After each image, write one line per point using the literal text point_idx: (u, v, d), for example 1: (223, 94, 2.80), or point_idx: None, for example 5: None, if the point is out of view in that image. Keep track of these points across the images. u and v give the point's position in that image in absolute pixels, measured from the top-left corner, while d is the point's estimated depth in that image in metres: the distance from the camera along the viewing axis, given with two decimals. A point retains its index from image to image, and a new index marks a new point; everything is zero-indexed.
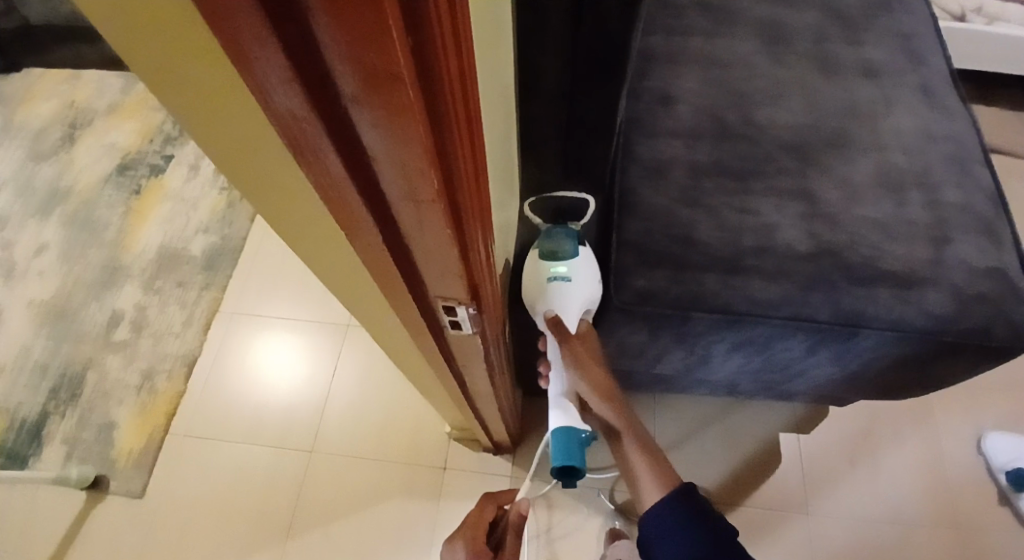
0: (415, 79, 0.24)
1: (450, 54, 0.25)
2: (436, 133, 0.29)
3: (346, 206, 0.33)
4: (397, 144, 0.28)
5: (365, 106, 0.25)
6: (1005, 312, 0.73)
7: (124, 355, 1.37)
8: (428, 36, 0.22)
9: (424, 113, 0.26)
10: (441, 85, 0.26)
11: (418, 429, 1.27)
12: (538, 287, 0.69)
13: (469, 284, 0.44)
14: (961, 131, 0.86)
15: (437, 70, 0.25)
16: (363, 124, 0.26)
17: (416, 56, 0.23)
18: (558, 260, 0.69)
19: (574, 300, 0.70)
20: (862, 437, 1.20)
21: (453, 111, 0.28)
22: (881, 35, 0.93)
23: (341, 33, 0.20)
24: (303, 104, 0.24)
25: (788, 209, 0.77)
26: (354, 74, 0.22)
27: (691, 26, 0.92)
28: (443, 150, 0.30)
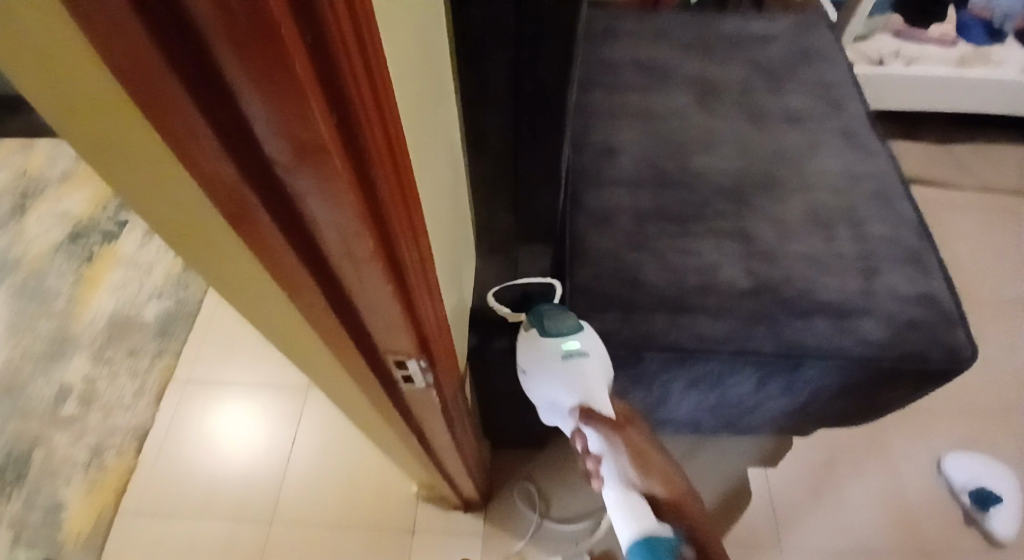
0: (343, 144, 0.25)
1: (377, 124, 0.25)
2: (370, 198, 0.29)
3: (286, 270, 0.33)
4: (331, 209, 0.28)
5: (292, 171, 0.25)
6: (937, 335, 0.77)
7: (72, 430, 1.30)
8: (350, 106, 0.23)
9: (354, 177, 0.27)
10: (370, 153, 0.26)
11: (384, 490, 1.23)
12: (558, 369, 0.65)
13: (418, 340, 0.44)
14: (882, 169, 0.92)
15: (364, 137, 0.25)
16: (295, 189, 0.26)
17: (340, 124, 0.24)
18: (567, 337, 0.68)
19: (597, 374, 0.66)
20: (826, 468, 1.22)
21: (387, 178, 0.29)
22: (801, 86, 1.01)
23: (257, 97, 0.20)
24: (229, 168, 0.24)
25: (728, 248, 0.81)
26: (278, 139, 0.23)
27: (627, 84, 0.99)
28: (380, 216, 0.31)
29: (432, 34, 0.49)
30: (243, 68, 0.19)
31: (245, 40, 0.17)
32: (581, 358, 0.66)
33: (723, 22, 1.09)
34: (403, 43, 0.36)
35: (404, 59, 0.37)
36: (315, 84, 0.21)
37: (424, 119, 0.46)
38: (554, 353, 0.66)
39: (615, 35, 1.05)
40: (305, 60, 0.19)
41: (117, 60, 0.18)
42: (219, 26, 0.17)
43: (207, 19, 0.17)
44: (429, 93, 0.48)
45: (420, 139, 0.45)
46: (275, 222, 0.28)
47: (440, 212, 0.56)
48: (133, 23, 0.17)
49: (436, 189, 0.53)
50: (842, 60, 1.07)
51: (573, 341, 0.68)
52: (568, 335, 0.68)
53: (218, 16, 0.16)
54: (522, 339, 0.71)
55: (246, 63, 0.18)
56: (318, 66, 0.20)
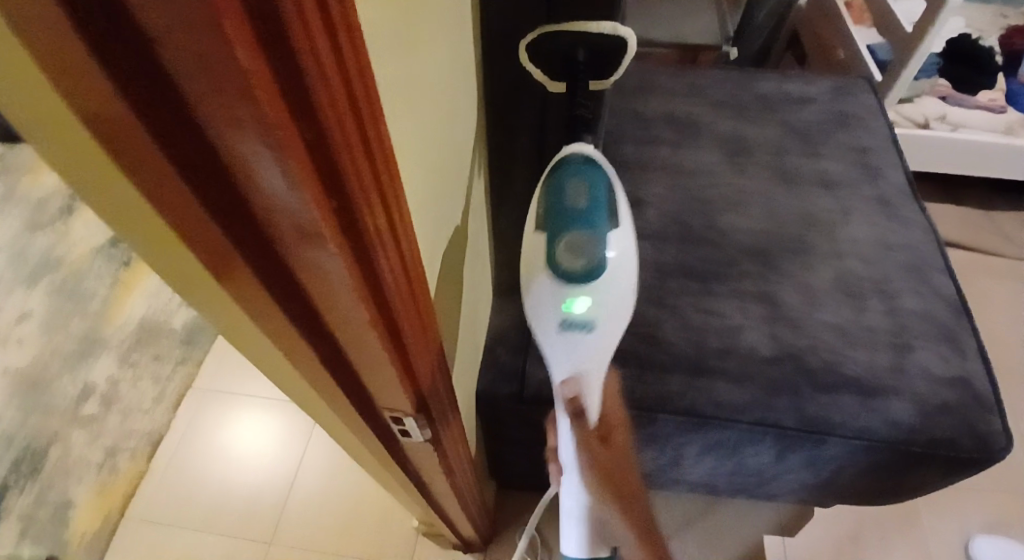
0: (336, 216, 0.24)
1: (375, 200, 0.25)
2: (369, 272, 0.29)
3: (281, 335, 0.31)
4: (325, 276, 0.27)
5: (289, 247, 0.25)
6: (972, 423, 0.73)
7: (91, 430, 1.33)
8: (347, 186, 0.23)
9: (351, 252, 0.26)
10: (368, 230, 0.26)
11: (386, 521, 1.21)
12: (552, 346, 0.49)
13: (416, 399, 0.43)
14: (919, 240, 0.89)
15: (361, 215, 0.25)
16: (290, 257, 0.26)
17: (338, 204, 0.24)
18: (575, 289, 0.48)
19: (601, 352, 0.49)
20: (848, 544, 1.15)
21: (385, 250, 0.28)
22: (837, 149, 0.99)
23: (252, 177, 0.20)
24: (227, 246, 0.24)
25: (751, 312, 0.79)
26: (276, 216, 0.23)
27: (659, 136, 0.99)
28: (378, 288, 0.30)
29: (457, 93, 0.50)
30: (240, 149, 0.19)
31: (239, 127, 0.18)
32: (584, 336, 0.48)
33: (760, 81, 1.09)
34: (417, 115, 0.37)
35: (418, 128, 0.38)
36: (310, 165, 0.21)
37: (439, 176, 0.47)
38: (551, 318, 0.48)
39: (650, 87, 1.06)
40: (300, 143, 0.20)
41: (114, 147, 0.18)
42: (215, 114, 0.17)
43: (202, 106, 0.17)
44: (447, 150, 0.49)
45: (432, 199, 0.45)
46: (275, 298, 0.28)
47: (452, 262, 0.57)
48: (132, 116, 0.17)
49: (448, 240, 0.54)
50: (882, 126, 1.05)
51: (581, 299, 0.48)
52: (578, 283, 0.47)
53: (212, 104, 0.17)
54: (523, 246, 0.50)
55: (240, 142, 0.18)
56: (313, 147, 0.20)
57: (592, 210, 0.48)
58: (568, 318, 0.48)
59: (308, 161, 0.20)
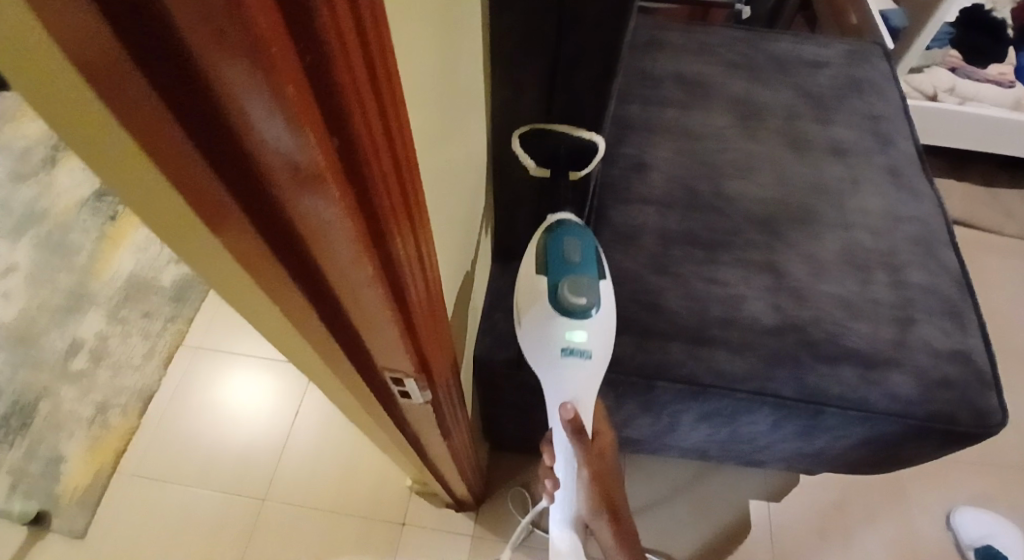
0: (338, 161, 0.22)
1: (380, 144, 0.23)
2: (369, 224, 0.26)
3: (279, 290, 0.30)
4: (327, 229, 0.25)
5: (284, 191, 0.22)
6: (969, 397, 0.73)
7: (81, 386, 1.32)
8: (349, 125, 0.20)
9: (354, 203, 0.24)
10: (372, 175, 0.24)
11: (379, 480, 1.22)
12: (550, 368, 0.56)
13: (418, 360, 0.42)
14: (928, 213, 0.88)
15: (363, 158, 0.23)
16: (287, 207, 0.23)
17: (339, 144, 0.21)
18: (574, 322, 0.56)
19: (593, 380, 0.57)
20: (833, 510, 1.17)
21: (388, 200, 0.26)
22: (850, 116, 0.96)
23: (242, 111, 0.18)
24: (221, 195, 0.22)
25: (754, 281, 0.77)
26: (270, 156, 0.20)
27: (668, 97, 0.95)
28: (380, 241, 0.28)
29: (460, 38, 0.46)
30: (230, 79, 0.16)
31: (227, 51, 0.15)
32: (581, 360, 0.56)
33: (774, 42, 1.04)
34: (420, 55, 0.34)
35: (422, 71, 0.35)
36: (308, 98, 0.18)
37: (440, 126, 0.44)
38: (554, 347, 0.56)
39: (659, 46, 1.01)
40: (296, 71, 0.17)
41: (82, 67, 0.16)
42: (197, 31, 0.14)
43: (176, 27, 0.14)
44: (449, 100, 0.46)
45: (434, 150, 0.43)
46: (267, 247, 0.26)
47: (451, 221, 0.55)
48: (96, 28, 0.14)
49: (448, 196, 0.51)
50: (896, 94, 1.01)
51: (579, 332, 0.56)
52: (578, 318, 0.56)
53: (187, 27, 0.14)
54: (530, 288, 0.58)
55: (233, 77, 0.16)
56: (311, 77, 0.18)
57: (583, 264, 0.57)
58: (567, 342, 0.55)
59: (305, 94, 0.18)
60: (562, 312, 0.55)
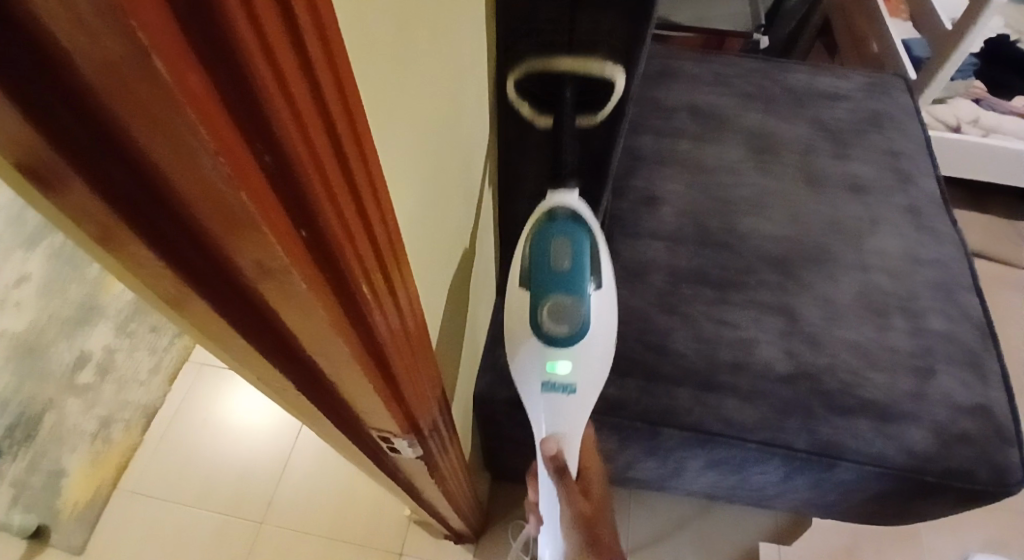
0: (305, 246, 0.21)
1: (353, 222, 0.23)
2: (345, 301, 0.26)
3: (254, 362, 0.29)
4: (299, 310, 0.24)
5: (252, 276, 0.22)
6: (991, 455, 0.69)
7: (86, 398, 1.32)
8: (317, 210, 0.20)
9: (326, 283, 0.24)
10: (345, 255, 0.23)
11: (377, 508, 1.20)
12: (532, 401, 0.53)
13: (406, 420, 0.40)
14: (949, 256, 0.84)
15: (335, 239, 0.22)
16: (259, 289, 0.23)
17: (308, 233, 0.21)
18: (555, 349, 0.50)
19: (580, 413, 0.53)
20: (845, 554, 1.12)
21: (365, 277, 0.25)
22: (868, 152, 0.94)
23: (200, 203, 0.17)
24: (183, 284, 0.21)
25: (767, 324, 0.75)
26: (236, 246, 0.19)
27: (681, 129, 0.94)
28: (358, 315, 0.27)
29: (464, 86, 0.46)
30: (187, 175, 0.16)
31: (178, 149, 0.14)
32: (564, 396, 0.51)
33: (791, 73, 1.02)
34: (417, 118, 0.33)
35: (424, 131, 0.35)
36: (269, 188, 0.18)
37: (441, 179, 0.43)
38: (534, 380, 0.52)
39: (674, 76, 1.00)
40: (254, 164, 0.16)
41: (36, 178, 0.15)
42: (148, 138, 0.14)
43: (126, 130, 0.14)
44: (452, 150, 0.45)
45: (432, 206, 0.42)
46: (241, 330, 0.25)
47: (451, 267, 0.53)
48: (44, 147, 0.14)
49: (449, 242, 0.50)
50: (917, 130, 0.99)
51: (563, 362, 0.51)
52: (560, 341, 0.50)
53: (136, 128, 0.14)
54: (514, 300, 0.53)
55: (188, 171, 0.15)
56: (272, 167, 0.17)
57: (572, 270, 0.49)
58: (547, 378, 0.51)
59: (266, 185, 0.17)
60: (542, 334, 0.50)
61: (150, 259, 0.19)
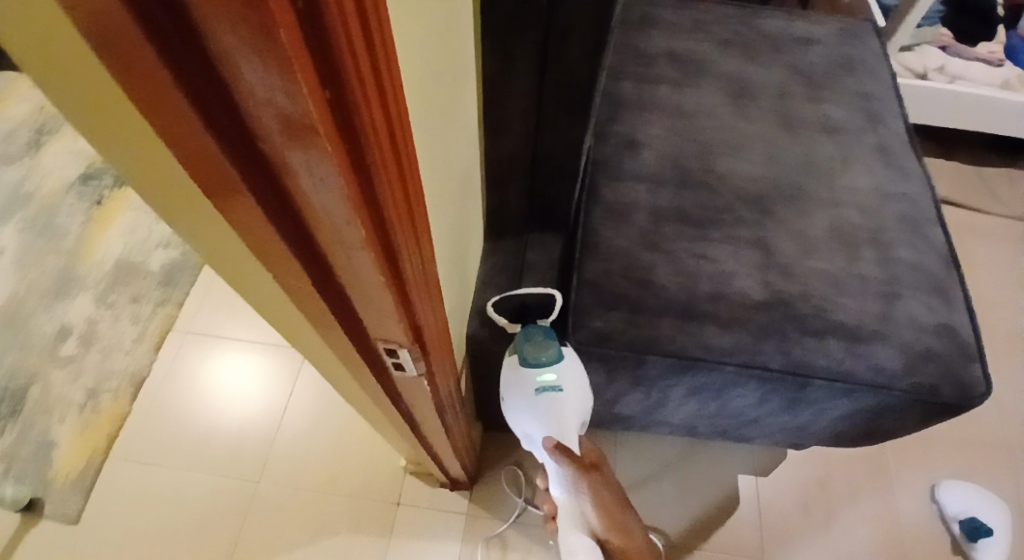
0: (335, 128, 0.24)
1: (375, 109, 0.25)
2: (364, 186, 0.29)
3: (273, 248, 0.32)
4: (325, 193, 0.27)
5: (280, 150, 0.24)
6: (953, 370, 0.74)
7: (70, 369, 1.31)
8: (348, 93, 0.22)
9: (348, 165, 0.26)
10: (367, 138, 0.26)
11: (373, 460, 1.22)
12: (531, 402, 0.71)
13: (410, 329, 0.46)
14: (916, 191, 0.88)
15: (361, 124, 0.25)
16: (290, 170, 0.26)
17: (338, 115, 0.23)
18: (544, 368, 0.70)
19: (569, 406, 0.71)
20: (820, 484, 1.20)
21: (382, 163, 0.28)
22: (840, 94, 0.96)
23: (248, 83, 0.20)
24: (222, 159, 0.24)
25: (744, 258, 0.78)
26: (273, 125, 0.22)
27: (660, 75, 0.96)
28: (373, 202, 0.30)
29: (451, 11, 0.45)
30: (244, 54, 0.18)
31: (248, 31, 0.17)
32: (555, 393, 0.70)
33: (766, 20, 1.04)
34: (416, 27, 0.34)
35: (422, 41, 0.37)
36: (312, 71, 0.20)
37: (433, 99, 0.43)
38: (531, 387, 0.70)
39: (652, 23, 1.01)
40: (303, 45, 0.19)
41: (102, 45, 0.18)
42: (217, 19, 0.16)
43: (198, 12, 0.16)
44: (445, 73, 0.46)
45: (425, 123, 0.42)
46: (265, 209, 0.28)
47: (445, 200, 0.55)
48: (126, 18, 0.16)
49: (444, 171, 0.52)
50: (886, 72, 1.02)
51: (549, 374, 0.70)
52: (545, 366, 0.70)
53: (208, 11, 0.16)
54: (508, 364, 0.73)
55: (248, 50, 0.18)
56: (315, 52, 0.20)
57: (546, 330, 0.72)
58: (540, 382, 0.70)
59: (310, 66, 0.20)
60: (529, 365, 0.71)
61: (192, 127, 0.22)
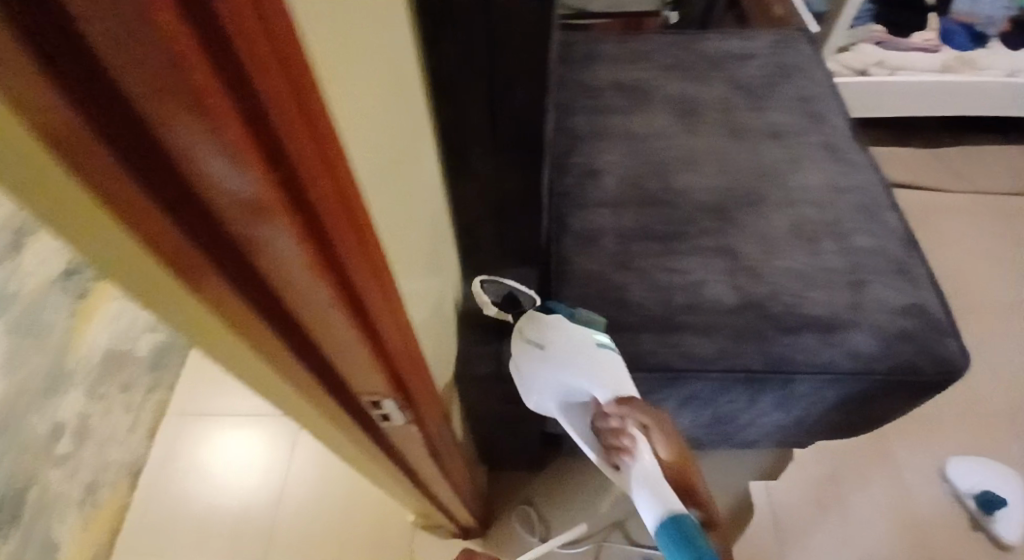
0: (292, 206, 0.25)
1: (332, 185, 0.27)
2: (328, 256, 0.30)
3: (247, 324, 0.33)
4: (290, 264, 0.29)
5: (243, 231, 0.26)
6: (929, 346, 0.76)
7: (67, 467, 1.29)
8: (301, 174, 0.24)
9: (310, 239, 0.28)
10: (325, 211, 0.27)
11: (380, 519, 1.21)
12: (594, 356, 0.62)
13: (393, 380, 0.47)
14: (866, 181, 0.92)
15: (318, 201, 0.26)
16: (254, 247, 0.27)
17: (295, 194, 0.25)
18: (593, 329, 0.66)
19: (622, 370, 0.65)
20: (830, 480, 1.19)
21: (345, 233, 0.30)
22: (781, 100, 1.02)
23: (204, 174, 0.21)
24: (186, 245, 0.25)
25: (712, 265, 0.81)
26: (231, 209, 0.24)
27: (611, 104, 1.01)
28: (340, 269, 0.32)
29: (405, 82, 0.48)
30: (195, 150, 0.20)
31: (207, 133, 0.19)
32: (611, 350, 0.64)
33: (702, 41, 1.11)
34: (381, 108, 0.37)
35: (389, 117, 0.40)
36: (262, 159, 0.22)
37: (403, 165, 0.46)
38: (591, 340, 0.63)
39: (595, 59, 1.07)
40: (251, 135, 0.21)
41: (73, 164, 0.20)
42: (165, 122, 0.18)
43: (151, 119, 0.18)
44: (409, 140, 0.49)
45: (399, 189, 0.44)
46: (233, 287, 0.29)
47: (421, 255, 0.57)
48: (83, 131, 0.18)
49: (420, 229, 0.55)
50: (820, 74, 1.08)
51: (599, 333, 0.66)
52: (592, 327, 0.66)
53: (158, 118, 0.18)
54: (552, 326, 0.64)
55: (199, 146, 0.20)
56: (265, 143, 0.22)
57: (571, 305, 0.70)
58: (601, 337, 0.64)
59: (265, 162, 0.22)
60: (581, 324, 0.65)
61: (154, 216, 0.23)
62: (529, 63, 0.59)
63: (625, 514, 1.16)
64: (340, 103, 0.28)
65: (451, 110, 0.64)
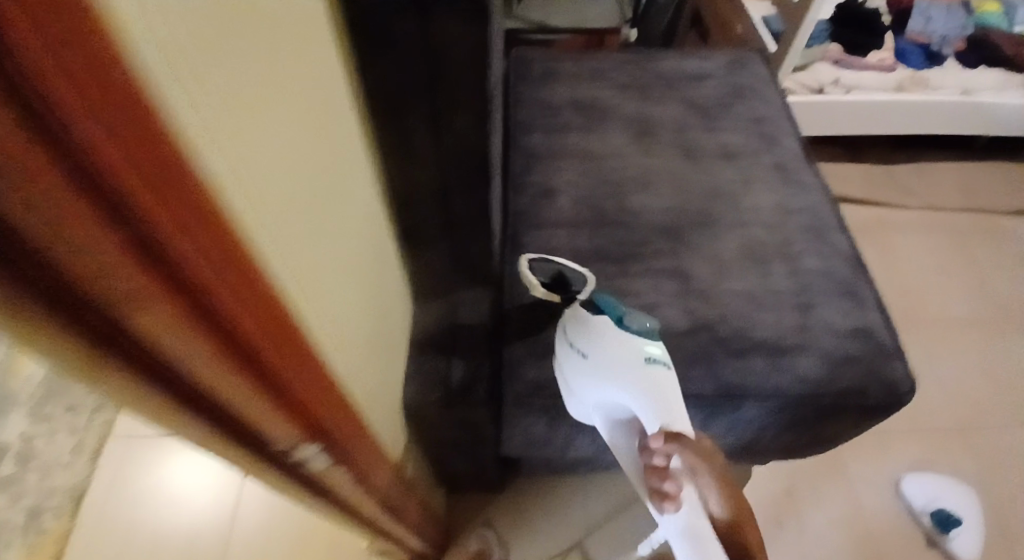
0: (160, 278, 0.22)
1: (209, 252, 0.24)
2: (215, 321, 0.27)
3: (127, 398, 0.29)
4: (168, 335, 0.26)
5: (104, 311, 0.22)
6: (875, 370, 0.77)
7: (6, 493, 1.22)
8: (167, 247, 0.21)
9: (187, 307, 0.25)
10: (204, 278, 0.24)
11: (337, 543, 1.17)
12: (638, 374, 0.61)
13: (314, 431, 0.44)
14: (816, 203, 0.93)
15: (193, 271, 0.24)
16: (119, 325, 0.24)
17: (162, 268, 0.22)
18: (650, 340, 0.62)
19: (672, 386, 0.62)
20: (788, 496, 1.20)
21: (231, 296, 0.27)
22: (735, 121, 1.03)
23: (34, 259, 0.18)
24: (32, 333, 0.22)
25: (664, 287, 0.81)
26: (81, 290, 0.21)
27: (567, 123, 1.00)
28: (229, 332, 0.29)
29: (325, 104, 0.46)
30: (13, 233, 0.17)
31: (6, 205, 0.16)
32: (661, 368, 0.62)
33: (659, 60, 1.11)
34: (281, 140, 0.35)
35: (294, 148, 0.38)
36: (110, 235, 0.19)
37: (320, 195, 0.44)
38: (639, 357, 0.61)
39: (553, 77, 1.07)
40: (89, 213, 0.18)
41: None
42: None
43: None
44: (332, 168, 0.47)
45: (313, 222, 0.42)
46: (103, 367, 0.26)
47: (354, 287, 0.55)
48: None
49: (349, 259, 0.52)
50: (774, 95, 1.09)
51: (653, 345, 0.63)
52: (650, 337, 0.63)
53: None
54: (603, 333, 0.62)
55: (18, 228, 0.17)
56: (109, 220, 0.19)
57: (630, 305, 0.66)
58: (651, 353, 0.61)
59: (111, 236, 0.19)
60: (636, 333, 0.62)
61: None
62: (468, 89, 0.57)
63: (583, 532, 1.16)
64: (208, 127, 0.25)
65: (390, 134, 0.62)
